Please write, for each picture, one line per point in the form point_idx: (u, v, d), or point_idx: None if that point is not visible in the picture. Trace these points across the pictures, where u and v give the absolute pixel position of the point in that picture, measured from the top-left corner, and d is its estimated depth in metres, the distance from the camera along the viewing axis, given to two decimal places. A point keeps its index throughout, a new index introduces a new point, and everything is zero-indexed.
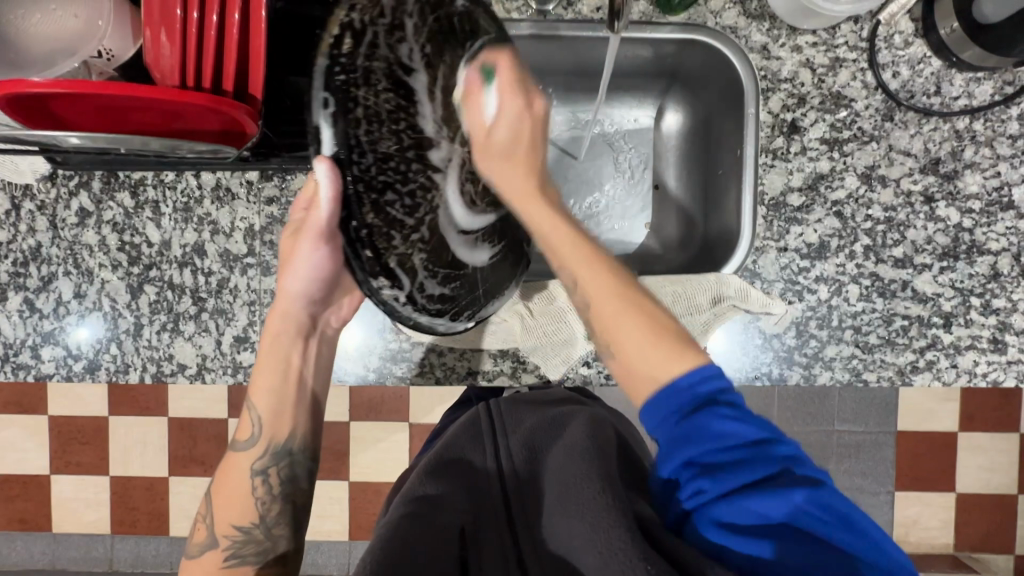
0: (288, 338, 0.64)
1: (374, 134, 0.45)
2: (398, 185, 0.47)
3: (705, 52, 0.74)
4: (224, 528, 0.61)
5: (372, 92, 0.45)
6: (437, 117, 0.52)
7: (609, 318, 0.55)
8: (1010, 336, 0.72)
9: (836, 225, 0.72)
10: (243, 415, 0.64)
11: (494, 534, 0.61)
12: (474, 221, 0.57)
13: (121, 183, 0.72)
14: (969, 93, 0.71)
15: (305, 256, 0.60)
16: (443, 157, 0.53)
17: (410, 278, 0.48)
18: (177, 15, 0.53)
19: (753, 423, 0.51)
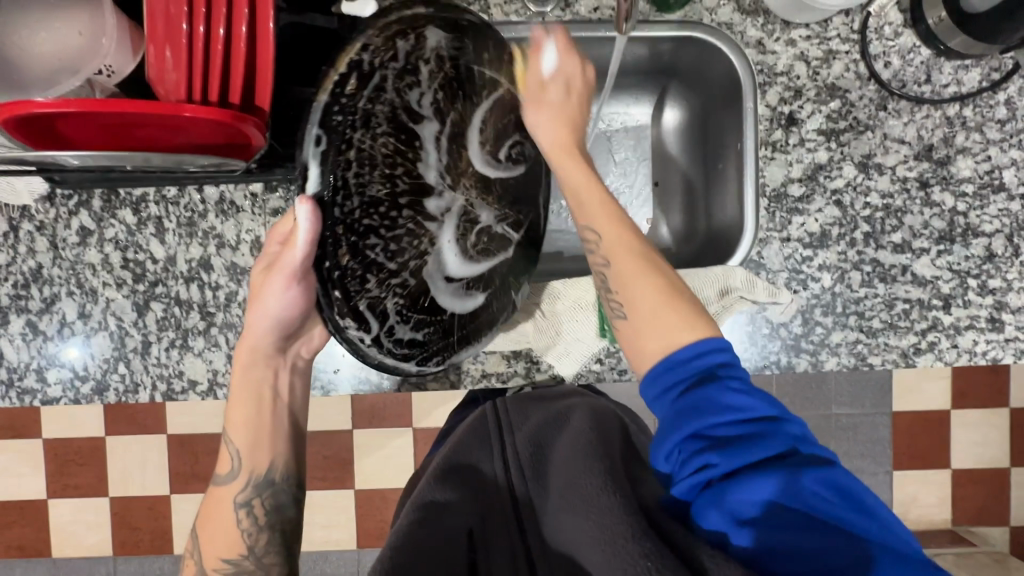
0: (258, 370, 0.64)
1: (363, 177, 0.50)
2: (381, 230, 0.52)
3: (701, 48, 0.76)
4: (212, 562, 0.60)
5: (371, 137, 0.51)
6: (441, 165, 0.58)
7: (626, 277, 0.59)
8: (1007, 314, 0.74)
9: (836, 214, 0.73)
10: (222, 449, 0.63)
11: (503, 533, 0.60)
12: (465, 269, 0.61)
13: (122, 200, 0.71)
14: (958, 80, 0.73)
15: (276, 294, 0.59)
16: (440, 207, 0.58)
17: (379, 322, 0.53)
18: (182, 28, 0.52)
19: (759, 397, 0.53)
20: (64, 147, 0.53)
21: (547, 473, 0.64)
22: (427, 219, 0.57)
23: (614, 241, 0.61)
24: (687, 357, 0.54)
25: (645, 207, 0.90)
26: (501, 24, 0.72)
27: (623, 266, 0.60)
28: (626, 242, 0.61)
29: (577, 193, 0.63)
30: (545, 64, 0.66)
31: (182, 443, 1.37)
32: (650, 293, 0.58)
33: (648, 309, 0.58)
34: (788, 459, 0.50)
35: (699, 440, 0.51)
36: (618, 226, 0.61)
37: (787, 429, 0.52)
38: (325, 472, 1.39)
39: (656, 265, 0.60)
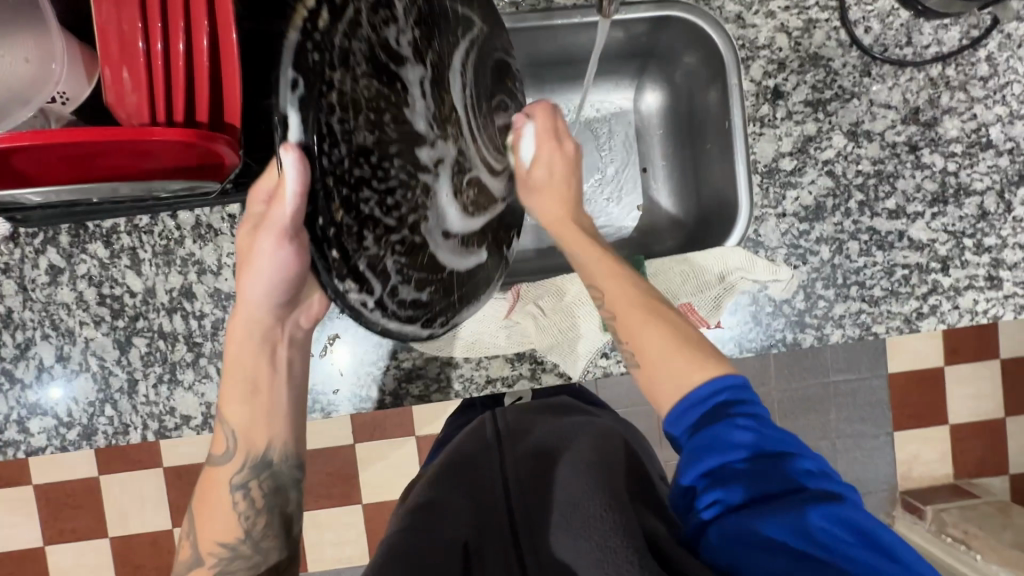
0: (256, 345, 0.57)
1: (348, 124, 0.41)
2: (374, 182, 0.44)
3: (678, 27, 0.74)
4: (207, 544, 0.56)
5: (351, 79, 0.42)
6: (428, 112, 0.52)
7: (630, 326, 0.61)
8: (1005, 271, 0.74)
9: (829, 184, 0.72)
10: (216, 428, 0.59)
11: (497, 544, 0.57)
12: (462, 223, 0.58)
13: (91, 234, 0.67)
14: (938, 40, 0.73)
15: (265, 255, 0.48)
16: (432, 156, 0.52)
17: (382, 283, 0.46)
18: (138, 47, 0.49)
19: (771, 433, 0.51)
20: (23, 186, 0.50)
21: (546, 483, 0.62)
22: (420, 166, 0.51)
23: (614, 288, 0.63)
24: (705, 395, 0.54)
25: (633, 194, 0.88)
26: None
27: (629, 317, 0.61)
28: (628, 294, 0.62)
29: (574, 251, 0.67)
30: (524, 152, 0.71)
31: (179, 475, 1.32)
32: (663, 348, 0.58)
33: (659, 369, 0.58)
34: (796, 496, 0.47)
35: (708, 478, 0.50)
36: (618, 277, 0.63)
37: (799, 466, 0.50)
38: (329, 490, 1.36)
39: (659, 312, 0.61)
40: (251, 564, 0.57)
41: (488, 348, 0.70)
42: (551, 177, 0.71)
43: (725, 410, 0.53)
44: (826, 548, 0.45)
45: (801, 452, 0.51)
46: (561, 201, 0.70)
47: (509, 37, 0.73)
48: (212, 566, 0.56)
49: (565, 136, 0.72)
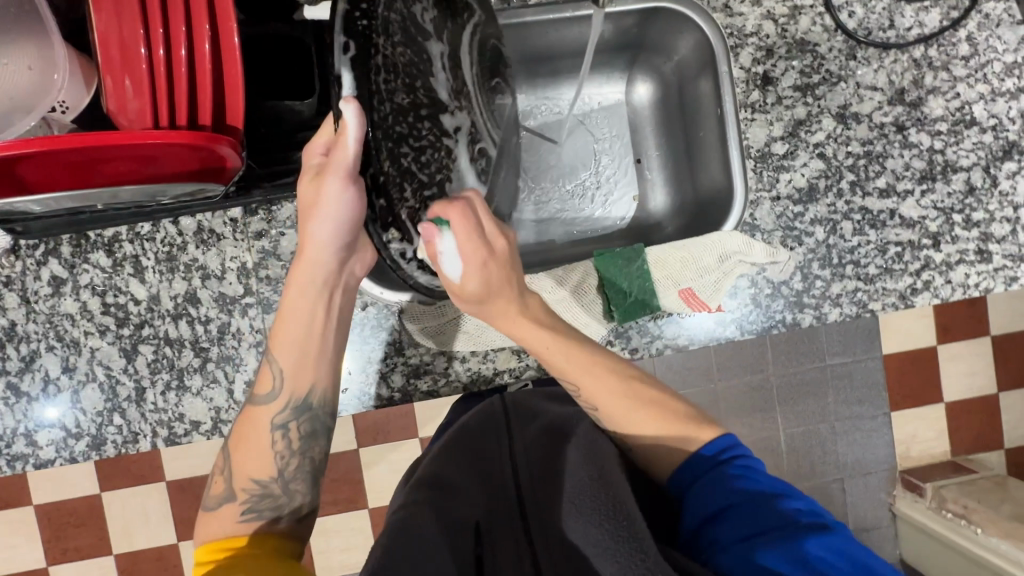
0: (314, 288, 0.58)
1: (390, 84, 0.47)
2: (410, 140, 0.50)
3: (668, 18, 0.75)
4: (242, 480, 0.57)
5: (389, 45, 0.48)
6: (449, 84, 0.57)
7: (615, 414, 0.62)
8: (994, 245, 0.76)
9: (821, 166, 0.74)
10: (263, 367, 0.60)
11: (509, 531, 0.56)
12: (480, 185, 0.63)
13: (93, 243, 0.67)
14: (920, 22, 0.75)
15: (332, 197, 0.51)
16: (454, 124, 0.58)
17: (418, 233, 0.52)
18: (140, 53, 0.49)
19: (764, 482, 0.55)
20: (24, 194, 0.50)
21: (552, 468, 0.60)
22: (444, 130, 0.56)
23: (595, 386, 0.61)
24: (698, 461, 0.58)
25: (629, 184, 0.89)
26: None
27: (608, 405, 0.62)
28: (607, 385, 0.61)
29: (539, 352, 0.59)
30: (448, 266, 0.53)
31: (183, 488, 1.32)
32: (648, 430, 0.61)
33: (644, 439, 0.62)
34: (792, 526, 0.49)
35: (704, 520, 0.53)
36: (595, 370, 0.61)
37: (793, 506, 0.52)
38: (336, 495, 1.36)
39: (640, 394, 0.62)
40: (277, 505, 0.57)
41: (495, 340, 0.70)
42: (490, 284, 0.55)
43: (717, 467, 0.57)
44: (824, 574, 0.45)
45: (794, 495, 0.54)
46: (510, 299, 0.57)
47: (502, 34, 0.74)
48: (244, 502, 0.57)
49: (494, 237, 0.55)
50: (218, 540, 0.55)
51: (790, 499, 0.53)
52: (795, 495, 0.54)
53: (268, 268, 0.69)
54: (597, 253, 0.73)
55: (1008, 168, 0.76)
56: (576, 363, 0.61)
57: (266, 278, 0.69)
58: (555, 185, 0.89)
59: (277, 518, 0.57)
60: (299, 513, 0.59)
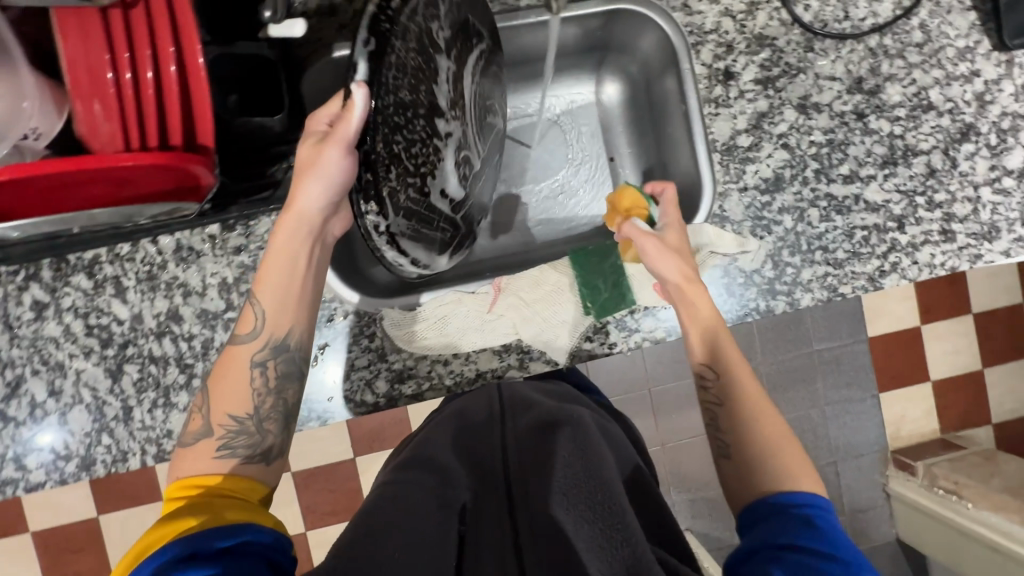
0: (300, 237, 0.60)
1: (398, 81, 0.54)
2: (404, 130, 0.55)
3: (630, 19, 0.77)
4: (218, 417, 0.58)
5: (402, 49, 0.55)
6: (450, 96, 0.63)
7: (743, 420, 0.62)
8: (957, 225, 0.78)
9: (785, 156, 0.76)
10: (245, 309, 0.61)
11: (492, 512, 0.58)
12: (458, 190, 0.67)
13: (73, 266, 0.68)
14: (874, 12, 0.77)
15: (329, 162, 0.55)
16: (447, 130, 0.62)
17: (393, 212, 0.55)
18: (106, 78, 0.49)
19: (839, 546, 0.50)
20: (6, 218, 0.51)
21: (538, 456, 0.60)
22: (438, 130, 0.61)
23: (738, 382, 0.64)
24: (768, 505, 0.56)
25: (604, 183, 0.91)
26: None
27: (743, 409, 0.63)
28: (748, 390, 0.63)
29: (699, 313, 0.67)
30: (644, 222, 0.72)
31: None
32: (769, 455, 0.59)
33: (755, 463, 0.59)
34: None
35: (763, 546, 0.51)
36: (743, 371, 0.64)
37: None
38: (336, 504, 1.37)
39: (775, 420, 0.62)
40: (251, 444, 0.58)
41: (476, 342, 0.72)
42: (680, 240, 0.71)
43: (786, 512, 0.54)
44: None
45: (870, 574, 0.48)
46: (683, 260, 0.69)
47: None
48: (221, 438, 0.58)
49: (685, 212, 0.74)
50: (187, 477, 0.56)
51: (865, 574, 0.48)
52: (862, 564, 0.50)
53: (248, 282, 0.70)
54: (572, 252, 0.77)
55: (966, 150, 0.78)
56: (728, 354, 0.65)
57: (246, 292, 0.70)
58: (530, 186, 0.90)
59: (250, 458, 0.58)
60: (269, 455, 0.59)
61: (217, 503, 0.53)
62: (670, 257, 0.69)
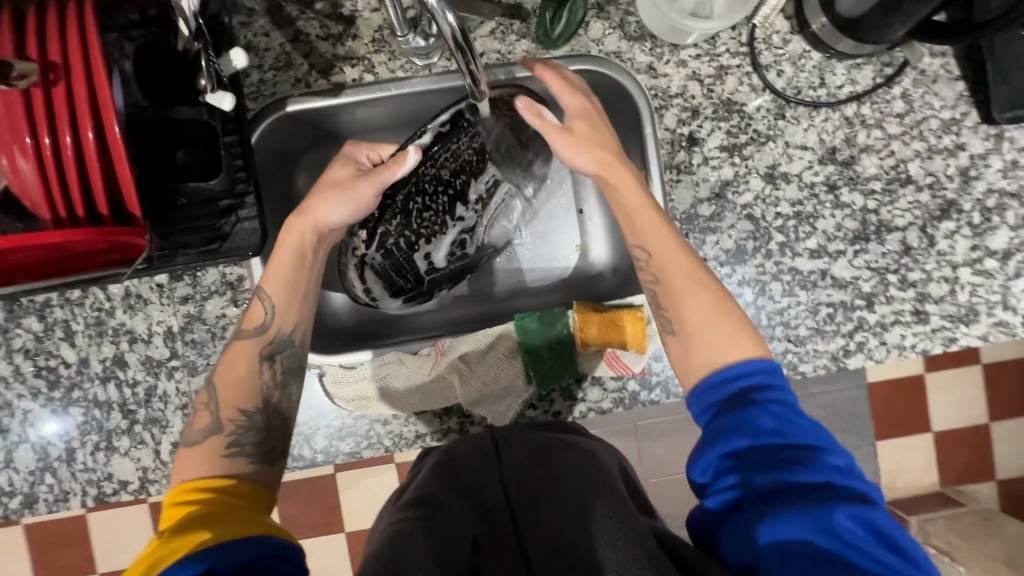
0: (309, 239, 0.66)
1: (441, 161, 0.68)
2: (420, 196, 0.71)
3: (594, 79, 0.73)
4: (228, 411, 0.58)
5: (465, 143, 0.69)
6: (478, 191, 0.75)
7: (677, 298, 0.61)
8: (931, 305, 0.74)
9: (749, 228, 0.73)
10: (253, 303, 0.63)
11: (502, 555, 0.55)
12: (444, 260, 0.79)
13: (25, 308, 0.69)
14: (852, 79, 0.73)
15: (358, 194, 0.65)
16: (462, 213, 0.76)
17: (375, 246, 0.72)
18: (25, 142, 0.48)
19: (801, 424, 0.53)
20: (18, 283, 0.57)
21: (543, 490, 0.60)
22: (454, 211, 0.75)
23: (668, 258, 0.62)
24: (719, 384, 0.57)
25: (571, 234, 0.85)
26: (387, 82, 0.70)
27: (673, 279, 0.62)
28: (681, 261, 0.62)
29: (624, 205, 0.64)
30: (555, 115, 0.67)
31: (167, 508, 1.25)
32: (696, 323, 0.60)
33: (693, 330, 0.60)
34: (825, 492, 0.48)
35: (734, 458, 0.52)
36: (670, 243, 0.62)
37: (830, 460, 0.51)
38: (315, 518, 1.31)
39: (709, 286, 0.61)
40: (258, 441, 0.58)
41: (414, 406, 0.71)
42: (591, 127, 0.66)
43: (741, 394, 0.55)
44: (851, 547, 0.45)
45: (830, 446, 0.52)
46: (598, 144, 0.66)
47: (424, 98, 0.72)
48: (231, 434, 0.57)
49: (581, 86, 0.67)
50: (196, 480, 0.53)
51: (824, 450, 0.51)
52: (831, 447, 0.52)
53: (193, 332, 0.70)
54: (518, 314, 0.73)
55: (946, 228, 0.74)
56: (656, 229, 0.63)
57: (191, 341, 0.70)
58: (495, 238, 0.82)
59: (256, 455, 0.57)
60: (273, 455, 0.58)
61: (229, 517, 0.49)
62: (583, 149, 0.66)
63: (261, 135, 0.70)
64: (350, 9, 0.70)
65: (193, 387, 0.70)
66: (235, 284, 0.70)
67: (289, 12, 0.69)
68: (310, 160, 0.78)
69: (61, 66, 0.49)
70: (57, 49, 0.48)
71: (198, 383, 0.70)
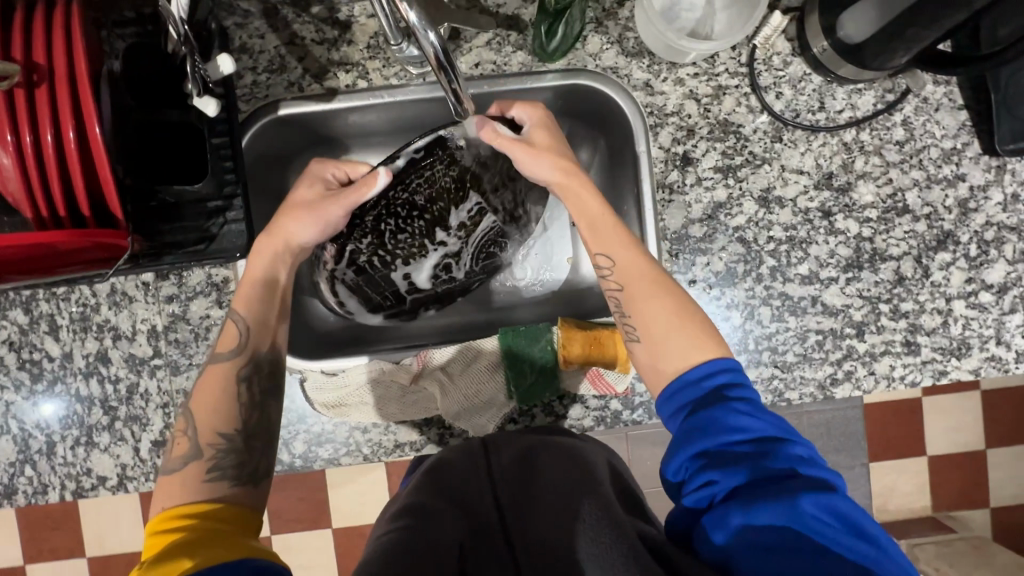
0: (281, 258, 0.65)
1: (414, 186, 0.72)
2: (396, 218, 0.74)
3: (590, 95, 0.73)
4: (207, 435, 0.57)
5: (441, 171, 0.73)
6: (460, 219, 0.77)
7: (638, 300, 0.60)
8: (922, 337, 0.73)
9: (740, 251, 0.72)
10: (227, 326, 0.62)
11: (493, 553, 0.56)
12: (426, 283, 0.80)
13: (12, 301, 0.70)
14: (852, 104, 0.72)
15: (329, 217, 0.66)
16: (443, 239, 0.78)
17: (344, 262, 0.75)
18: (5, 139, 0.48)
19: (765, 418, 0.52)
20: (16, 279, 0.58)
21: (530, 487, 0.60)
22: (433, 236, 0.77)
23: (629, 265, 0.61)
24: (683, 386, 0.56)
25: (563, 245, 0.84)
26: (381, 89, 0.70)
27: (634, 287, 0.61)
28: (642, 266, 0.61)
29: (585, 223, 0.64)
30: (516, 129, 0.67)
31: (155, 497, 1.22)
32: (657, 320, 0.59)
33: (658, 339, 0.59)
34: (790, 481, 0.48)
35: (702, 458, 0.51)
36: (629, 250, 0.62)
37: (791, 450, 0.51)
38: (300, 513, 1.27)
39: (669, 288, 0.61)
40: (239, 464, 0.57)
41: (395, 414, 0.70)
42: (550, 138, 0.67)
43: (702, 390, 0.55)
44: (817, 534, 0.45)
45: (793, 436, 0.52)
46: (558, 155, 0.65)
47: (419, 106, 0.72)
48: (209, 459, 0.57)
49: (531, 108, 0.68)
50: (173, 508, 0.53)
51: (787, 441, 0.52)
52: (792, 436, 0.53)
53: (177, 331, 0.70)
54: (503, 328, 0.73)
55: (942, 259, 0.73)
56: (615, 238, 0.63)
57: (174, 341, 0.70)
58: (485, 263, 0.81)
59: (238, 478, 0.57)
60: (256, 477, 0.58)
61: (211, 540, 0.49)
62: (543, 156, 0.65)
63: (252, 137, 0.69)
64: (346, 14, 0.69)
65: (175, 386, 0.70)
66: (221, 286, 0.70)
67: (285, 15, 0.69)
68: (303, 162, 0.78)
69: (44, 67, 0.49)
70: (42, 52, 0.49)
71: (180, 382, 0.70)
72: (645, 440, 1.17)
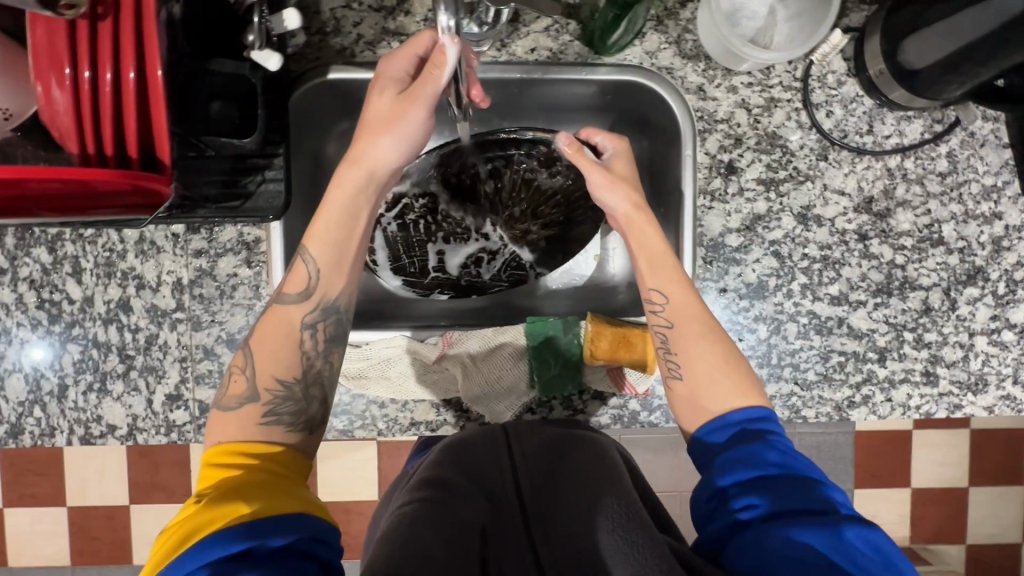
0: (362, 191, 0.61)
1: (483, 172, 0.79)
2: (455, 194, 0.80)
3: (640, 94, 0.72)
4: (265, 380, 0.56)
5: (513, 172, 0.80)
6: (511, 219, 0.82)
7: (686, 341, 0.61)
8: (942, 368, 0.74)
9: (774, 265, 0.72)
10: (296, 266, 0.60)
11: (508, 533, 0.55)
12: (454, 268, 0.82)
13: (37, 238, 0.68)
14: (900, 131, 0.72)
15: (410, 121, 0.60)
16: (488, 230, 0.82)
17: (394, 211, 0.79)
18: (65, 74, 0.48)
19: (804, 463, 0.54)
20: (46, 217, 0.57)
21: (555, 474, 0.61)
22: (481, 225, 0.82)
23: (682, 303, 0.62)
24: (728, 423, 0.57)
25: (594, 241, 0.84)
26: None
27: (685, 328, 0.61)
28: (694, 306, 0.62)
29: (643, 251, 0.65)
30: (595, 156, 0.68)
31: (145, 453, 1.21)
32: (707, 358, 0.60)
33: (703, 379, 0.59)
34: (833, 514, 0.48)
35: (745, 485, 0.52)
36: (686, 289, 0.62)
37: (832, 494, 0.52)
38: None
39: (718, 335, 0.61)
40: (296, 411, 0.57)
41: (414, 392, 0.70)
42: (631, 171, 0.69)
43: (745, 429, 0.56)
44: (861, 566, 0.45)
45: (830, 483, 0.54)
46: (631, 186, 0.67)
47: None
48: (266, 403, 0.56)
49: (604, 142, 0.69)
50: (230, 443, 0.54)
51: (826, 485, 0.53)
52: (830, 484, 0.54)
53: (202, 286, 0.69)
54: (529, 319, 0.73)
55: (969, 294, 0.73)
56: (667, 274, 0.63)
57: (199, 296, 0.69)
58: (512, 269, 0.83)
59: (295, 426, 0.57)
60: (312, 426, 0.58)
61: (269, 485, 0.50)
62: (619, 185, 0.66)
63: (300, 96, 0.69)
64: None
65: (195, 342, 0.69)
66: (251, 246, 0.69)
67: None
68: (346, 128, 0.76)
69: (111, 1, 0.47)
70: None
71: (200, 338, 0.70)
72: (645, 443, 1.17)
